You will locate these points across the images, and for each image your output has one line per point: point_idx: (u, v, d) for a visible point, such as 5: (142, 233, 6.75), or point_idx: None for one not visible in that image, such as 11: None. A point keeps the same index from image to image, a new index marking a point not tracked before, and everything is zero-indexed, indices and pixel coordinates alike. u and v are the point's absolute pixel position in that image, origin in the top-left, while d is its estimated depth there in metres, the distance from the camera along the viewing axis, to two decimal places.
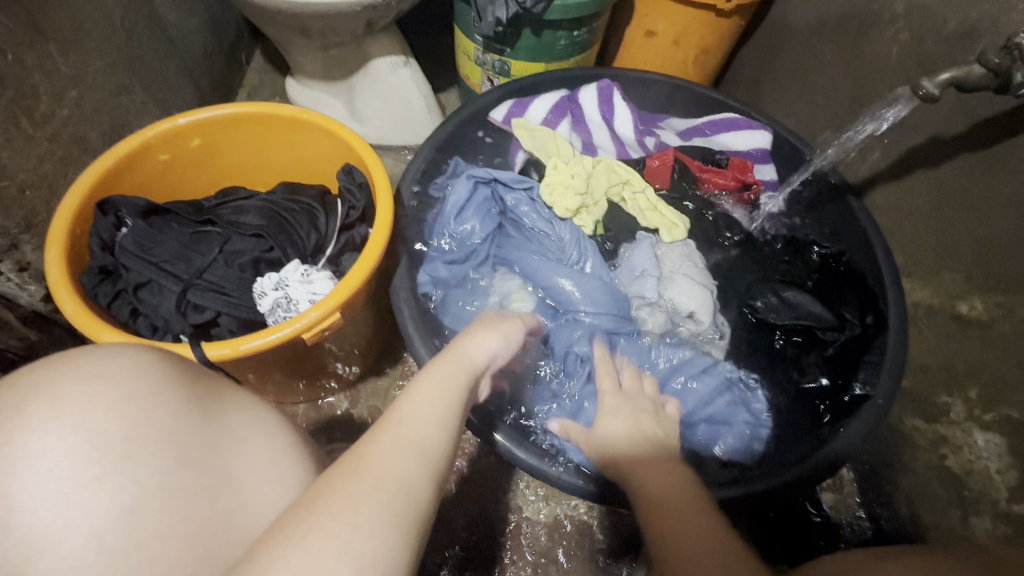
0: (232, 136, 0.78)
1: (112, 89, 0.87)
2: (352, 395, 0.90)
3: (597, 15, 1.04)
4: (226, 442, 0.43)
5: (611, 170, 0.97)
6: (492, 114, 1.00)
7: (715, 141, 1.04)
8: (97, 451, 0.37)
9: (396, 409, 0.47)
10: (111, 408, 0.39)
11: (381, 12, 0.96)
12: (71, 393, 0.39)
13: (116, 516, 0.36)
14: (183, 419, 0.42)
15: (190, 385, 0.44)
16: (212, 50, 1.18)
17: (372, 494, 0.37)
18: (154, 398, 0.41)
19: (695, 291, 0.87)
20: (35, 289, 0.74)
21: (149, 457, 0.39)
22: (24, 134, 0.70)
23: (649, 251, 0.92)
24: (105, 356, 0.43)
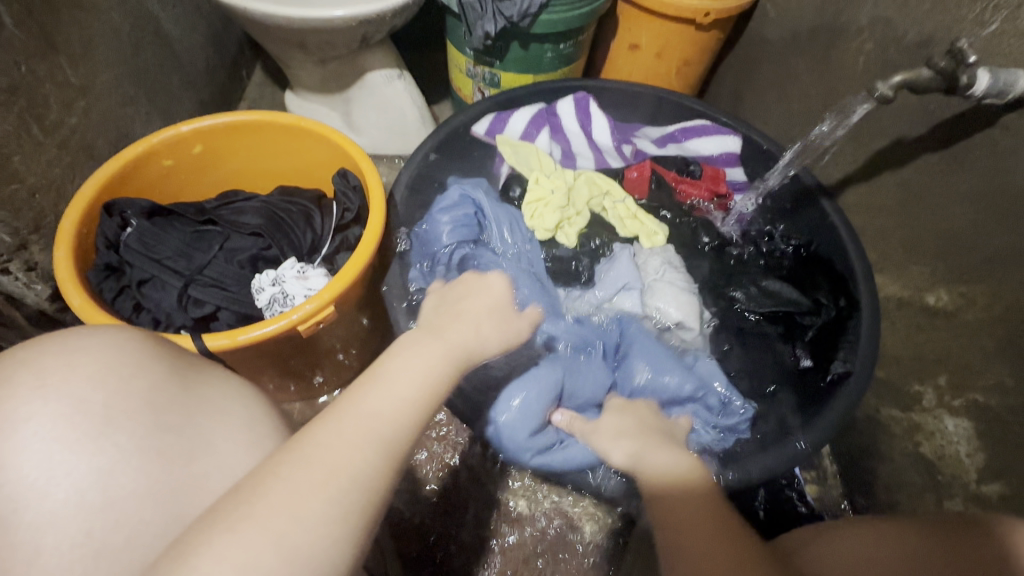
0: (232, 143, 0.82)
1: (119, 100, 0.91)
2: (346, 392, 0.94)
3: (582, 29, 1.09)
4: (203, 412, 0.46)
5: (591, 181, 1.03)
6: (475, 128, 1.03)
7: (688, 147, 1.08)
8: (80, 417, 0.42)
9: (359, 391, 0.46)
10: (95, 379, 0.43)
11: (375, 26, 1.01)
12: (55, 362, 0.43)
13: (95, 477, 0.41)
14: (164, 388, 0.45)
15: (169, 358, 0.47)
16: (214, 65, 1.23)
17: (313, 489, 0.38)
18: (133, 370, 0.44)
19: (682, 299, 0.90)
20: (41, 288, 0.77)
21: (126, 424, 0.42)
22: (34, 140, 0.73)
23: (630, 261, 0.95)
24: (96, 329, 0.46)
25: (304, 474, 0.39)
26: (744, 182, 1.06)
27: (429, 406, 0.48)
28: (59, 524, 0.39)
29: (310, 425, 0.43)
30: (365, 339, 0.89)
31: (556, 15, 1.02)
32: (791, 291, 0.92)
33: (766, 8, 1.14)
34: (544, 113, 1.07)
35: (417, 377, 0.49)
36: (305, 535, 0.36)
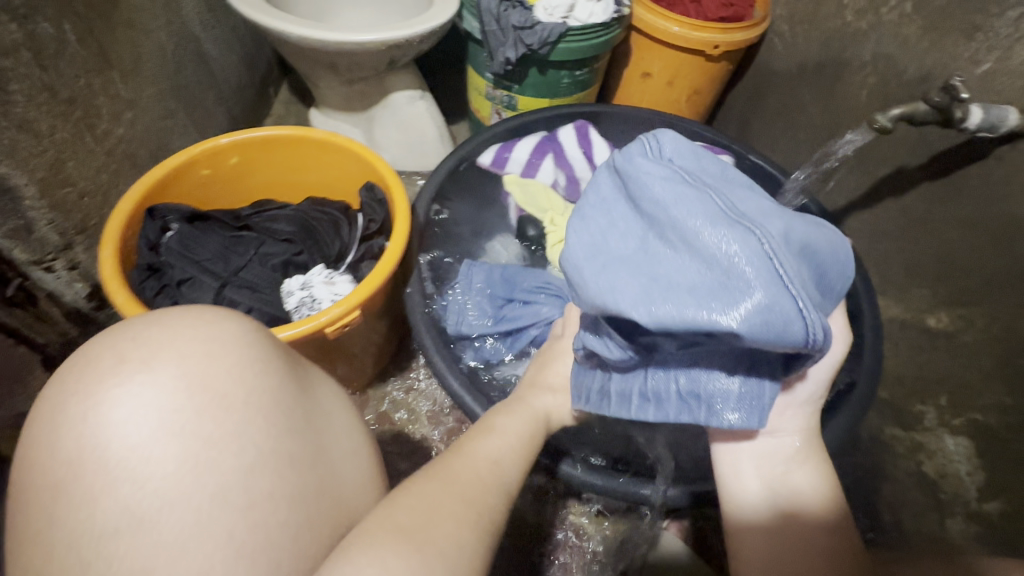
0: (266, 156, 0.87)
1: (160, 113, 0.96)
2: (362, 398, 0.99)
3: (598, 57, 1.15)
4: (322, 418, 0.47)
5: None
6: (479, 158, 1.05)
7: None
8: (223, 410, 0.41)
9: (466, 443, 0.54)
10: (233, 372, 0.43)
11: (403, 50, 1.07)
12: (186, 352, 0.43)
13: (236, 474, 0.39)
14: (290, 389, 0.45)
15: (288, 360, 0.48)
16: (245, 83, 1.30)
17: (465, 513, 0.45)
18: (266, 365, 0.45)
19: None
20: (80, 288, 0.83)
21: (265, 422, 0.42)
22: (86, 148, 0.78)
23: None
24: (220, 319, 0.46)
25: (432, 507, 0.45)
26: None
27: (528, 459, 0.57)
28: (205, 525, 0.38)
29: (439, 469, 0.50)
30: (382, 349, 0.93)
31: (575, 44, 1.08)
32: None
33: (773, 42, 1.20)
34: (547, 142, 1.08)
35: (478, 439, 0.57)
36: (446, 545, 0.41)
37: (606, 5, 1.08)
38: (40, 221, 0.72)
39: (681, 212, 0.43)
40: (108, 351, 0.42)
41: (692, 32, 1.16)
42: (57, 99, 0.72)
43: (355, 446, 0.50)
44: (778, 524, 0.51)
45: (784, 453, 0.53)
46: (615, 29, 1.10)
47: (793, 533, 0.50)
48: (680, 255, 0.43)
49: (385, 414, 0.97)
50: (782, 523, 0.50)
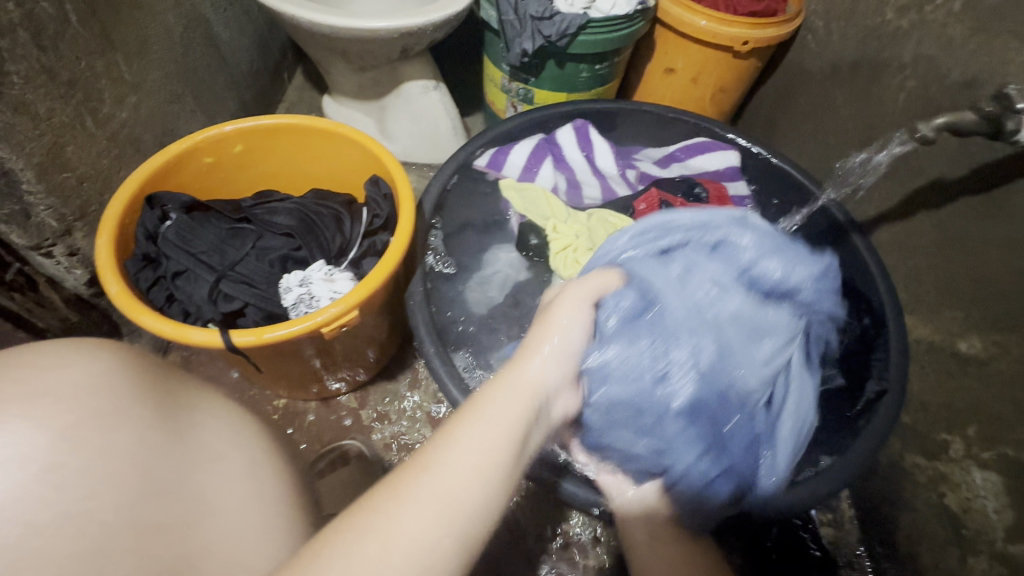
0: (271, 145, 0.84)
1: (166, 97, 0.95)
2: (362, 395, 0.98)
3: (619, 51, 1.11)
4: (203, 462, 0.41)
5: (605, 221, 0.97)
6: (476, 162, 1.00)
7: (690, 165, 1.07)
8: (53, 482, 0.34)
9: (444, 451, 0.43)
10: (63, 437, 0.35)
11: (417, 38, 1.03)
12: (13, 414, 0.35)
13: (80, 562, 0.33)
14: (152, 438, 0.38)
15: (153, 395, 0.41)
16: (258, 68, 1.28)
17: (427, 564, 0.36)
18: (116, 419, 0.37)
19: None
20: (80, 274, 0.81)
21: (111, 491, 0.35)
22: (86, 132, 0.76)
23: None
24: (61, 366, 0.38)
25: (401, 521, 0.36)
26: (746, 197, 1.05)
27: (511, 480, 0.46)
28: None
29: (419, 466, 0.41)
30: (381, 349, 0.92)
31: (595, 36, 1.03)
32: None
33: (806, 40, 1.14)
34: (545, 145, 1.05)
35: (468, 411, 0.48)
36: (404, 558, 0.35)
37: None
38: (37, 206, 0.71)
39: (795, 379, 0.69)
40: None
41: (719, 27, 1.11)
42: (56, 81, 0.70)
43: (254, 483, 0.43)
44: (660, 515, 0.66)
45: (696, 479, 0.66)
46: (638, 21, 1.05)
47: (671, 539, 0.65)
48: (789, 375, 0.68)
49: (386, 413, 0.96)
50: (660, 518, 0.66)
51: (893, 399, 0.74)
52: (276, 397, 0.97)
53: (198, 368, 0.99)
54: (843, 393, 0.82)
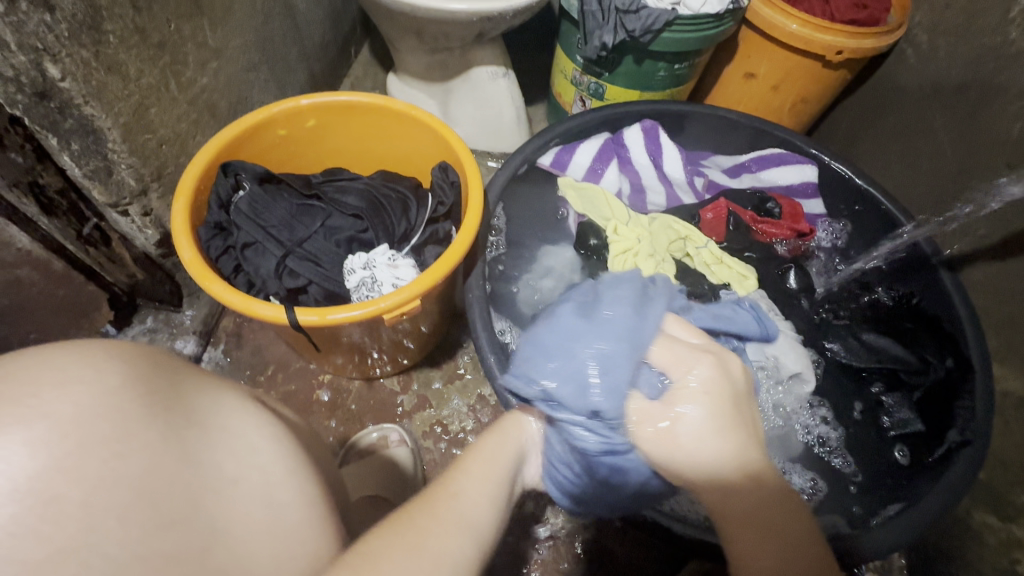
0: (343, 121, 0.83)
1: (244, 65, 0.95)
2: (405, 380, 0.98)
3: (701, 51, 1.05)
4: (219, 482, 0.40)
5: (668, 226, 0.89)
6: (540, 158, 0.93)
7: (761, 177, 0.98)
8: (62, 511, 0.33)
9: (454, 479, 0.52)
10: (61, 468, 0.34)
11: (494, 23, 1.00)
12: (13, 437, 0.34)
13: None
14: (165, 461, 0.37)
15: (165, 411, 0.39)
16: (328, 41, 1.27)
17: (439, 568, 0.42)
18: (126, 443, 0.36)
19: (799, 349, 0.80)
20: (151, 233, 0.83)
21: (117, 521, 0.34)
22: (170, 95, 0.77)
23: (793, 347, 0.80)
24: (60, 383, 0.37)
25: (444, 542, 0.44)
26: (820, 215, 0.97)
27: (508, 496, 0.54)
28: None
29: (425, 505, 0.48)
30: (429, 337, 0.91)
31: (680, 34, 0.98)
32: (894, 345, 0.84)
33: (905, 53, 1.06)
34: (611, 146, 0.98)
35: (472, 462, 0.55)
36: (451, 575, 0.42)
37: None
38: (119, 165, 0.72)
39: (644, 329, 0.54)
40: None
41: (811, 33, 1.04)
42: (147, 42, 0.71)
43: (277, 508, 0.43)
44: (738, 490, 0.46)
45: (705, 427, 0.47)
46: (726, 22, 0.99)
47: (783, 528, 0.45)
48: (627, 329, 0.54)
49: (427, 400, 0.96)
50: (733, 488, 0.46)
51: (976, 452, 0.68)
52: (322, 372, 0.98)
53: (250, 335, 1.00)
54: (917, 438, 0.77)
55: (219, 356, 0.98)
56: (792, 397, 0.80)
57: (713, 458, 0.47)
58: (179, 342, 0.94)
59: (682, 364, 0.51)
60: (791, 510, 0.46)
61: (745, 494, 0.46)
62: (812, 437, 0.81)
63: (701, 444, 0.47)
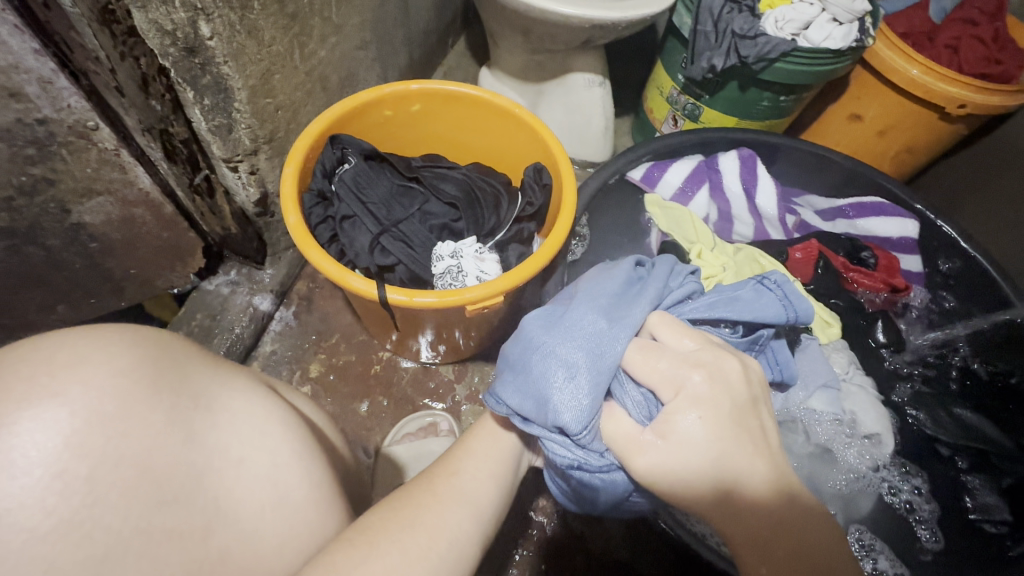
0: (447, 110, 0.85)
1: (357, 44, 0.98)
2: (459, 370, 1.00)
3: (811, 86, 1.02)
4: (218, 461, 0.42)
5: (754, 260, 0.86)
6: (630, 172, 0.92)
7: (859, 225, 0.93)
8: (63, 482, 0.36)
9: (454, 460, 0.54)
10: (70, 445, 0.37)
11: (604, 32, 1.00)
12: (28, 414, 0.37)
13: (88, 565, 0.36)
14: (168, 439, 0.40)
15: (171, 392, 0.42)
16: (430, 29, 1.30)
17: (423, 552, 0.43)
18: (126, 423, 0.39)
19: (878, 410, 0.76)
20: (252, 192, 0.87)
21: (118, 497, 0.37)
22: (292, 64, 0.81)
23: (871, 405, 0.76)
24: (73, 363, 0.40)
25: (441, 516, 0.47)
26: (919, 274, 0.90)
27: (508, 488, 0.55)
28: None
29: (420, 495, 0.49)
30: (495, 331, 0.91)
31: (794, 66, 0.95)
32: (988, 423, 0.78)
33: None
34: (703, 170, 0.96)
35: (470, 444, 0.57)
36: (447, 546, 0.45)
37: (848, 30, 0.93)
38: (239, 124, 0.76)
39: (616, 343, 0.50)
40: None
41: (934, 82, 0.99)
42: (284, 12, 0.74)
43: (282, 489, 0.45)
44: (745, 505, 0.44)
45: (700, 446, 0.44)
46: (846, 59, 0.95)
47: (783, 538, 0.44)
48: (597, 341, 0.51)
49: (479, 393, 0.97)
50: (736, 504, 0.44)
51: None
52: (382, 348, 1.00)
53: (320, 301, 1.04)
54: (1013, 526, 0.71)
55: (290, 317, 1.02)
56: (870, 458, 0.76)
57: (706, 478, 0.44)
58: (257, 298, 0.98)
59: (672, 384, 0.47)
60: (799, 518, 0.45)
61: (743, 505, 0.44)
62: (898, 501, 0.76)
63: (694, 464, 0.44)
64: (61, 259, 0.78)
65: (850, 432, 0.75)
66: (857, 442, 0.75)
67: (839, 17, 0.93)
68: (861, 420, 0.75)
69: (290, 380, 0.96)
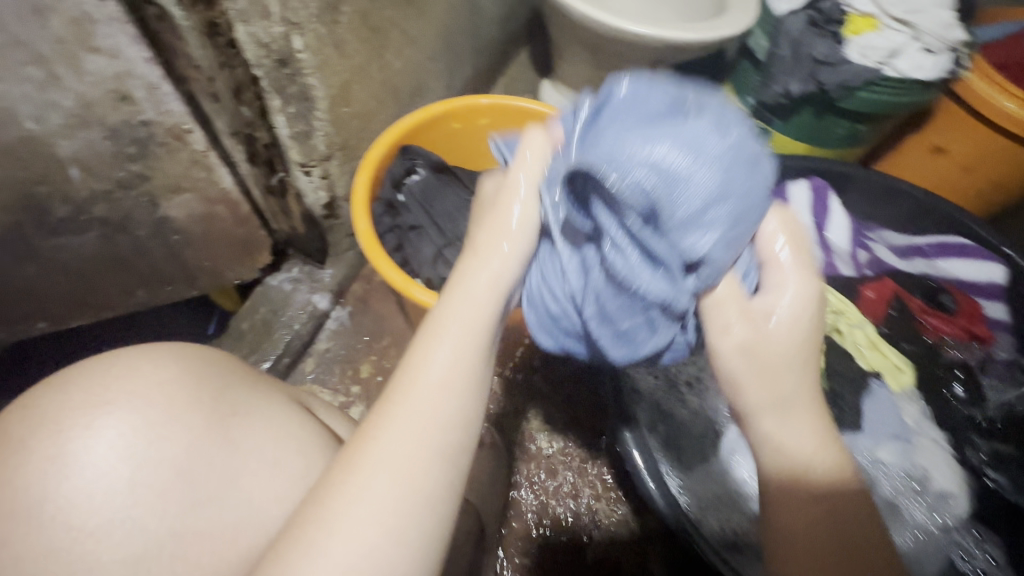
0: (513, 125, 0.86)
1: (429, 55, 1.01)
2: (505, 381, 1.00)
3: (893, 116, 0.97)
4: (250, 466, 0.45)
5: (821, 296, 0.82)
6: None
7: (938, 266, 0.86)
8: (114, 482, 0.40)
9: (421, 348, 0.42)
10: (118, 448, 0.41)
11: (675, 53, 0.98)
12: (83, 421, 0.41)
13: (132, 563, 0.39)
14: (204, 443, 0.44)
15: (212, 400, 0.46)
16: (497, 41, 1.32)
17: (421, 450, 0.38)
18: (167, 428, 0.43)
19: (952, 467, 0.72)
20: (320, 195, 0.90)
21: (157, 498, 0.41)
22: (369, 75, 0.83)
23: (945, 462, 0.72)
24: (122, 377, 0.44)
25: (436, 407, 0.39)
26: (1007, 323, 0.80)
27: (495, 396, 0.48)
28: None
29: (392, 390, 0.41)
30: None
31: (875, 96, 0.91)
32: None
33: None
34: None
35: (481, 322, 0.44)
36: (443, 436, 0.39)
37: (939, 60, 0.88)
38: (317, 131, 0.79)
39: (752, 173, 0.43)
40: (50, 384, 0.44)
41: None
42: (366, 26, 0.77)
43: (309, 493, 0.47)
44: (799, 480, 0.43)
45: (798, 324, 0.46)
46: (934, 91, 0.90)
47: (840, 513, 0.43)
48: (735, 159, 0.42)
49: (522, 406, 0.97)
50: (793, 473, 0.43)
51: None
52: None
53: (374, 303, 1.07)
54: None
55: (345, 316, 1.05)
56: (940, 517, 0.70)
57: (789, 388, 0.44)
58: (316, 296, 1.02)
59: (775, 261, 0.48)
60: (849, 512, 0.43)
61: (794, 473, 0.43)
62: (971, 568, 0.69)
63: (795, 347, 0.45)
64: (145, 248, 0.83)
65: (920, 487, 0.70)
66: (928, 499, 0.70)
67: (932, 47, 0.87)
68: (933, 476, 0.71)
69: (341, 377, 0.99)
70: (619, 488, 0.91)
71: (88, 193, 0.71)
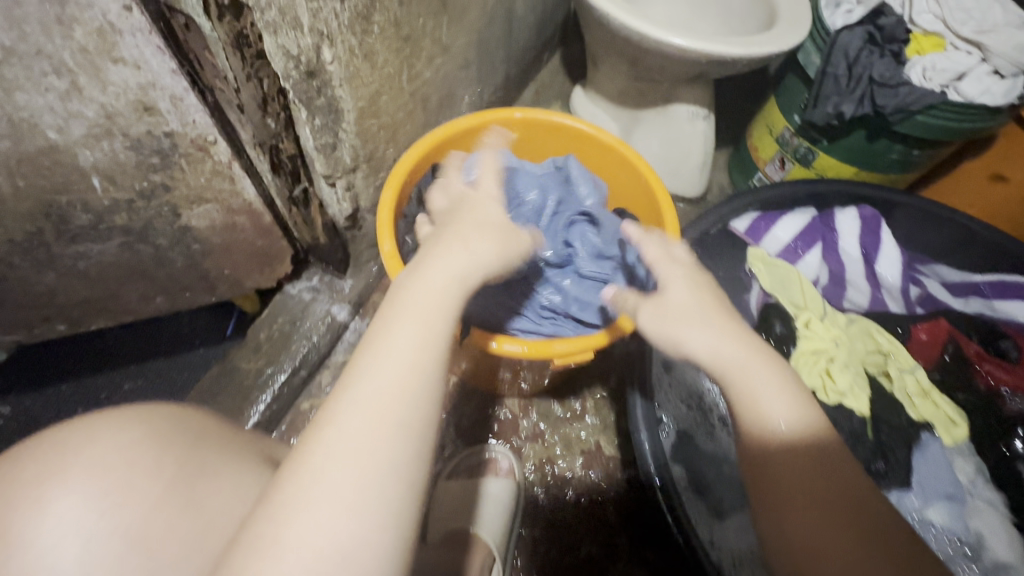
0: (544, 140, 0.86)
1: (461, 63, 0.97)
2: (524, 405, 0.96)
3: (952, 142, 0.90)
4: (211, 534, 0.43)
5: (869, 335, 0.77)
6: (736, 223, 0.84)
7: (998, 308, 0.81)
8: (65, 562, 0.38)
9: (393, 301, 0.45)
10: (70, 526, 0.39)
11: (719, 68, 0.93)
12: (36, 495, 0.39)
13: None
14: (163, 511, 0.41)
15: (177, 465, 0.44)
16: (530, 46, 1.28)
17: (388, 391, 0.39)
18: (126, 497, 0.41)
19: (1016, 540, 0.66)
20: (344, 206, 0.88)
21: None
22: (399, 85, 0.80)
23: (1007, 532, 0.67)
24: (82, 446, 0.41)
25: (399, 348, 0.41)
26: None
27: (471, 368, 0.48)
28: None
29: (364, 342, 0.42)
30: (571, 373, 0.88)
31: (936, 121, 0.84)
32: None
33: None
34: (818, 227, 0.87)
35: (452, 279, 0.47)
36: (409, 374, 0.40)
37: (1012, 86, 0.81)
38: (343, 143, 0.77)
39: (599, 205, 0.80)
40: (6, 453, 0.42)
41: None
42: (399, 35, 0.73)
43: None
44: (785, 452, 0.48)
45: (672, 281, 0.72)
46: (1001, 118, 0.84)
47: (828, 483, 0.47)
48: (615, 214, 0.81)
49: (542, 432, 0.93)
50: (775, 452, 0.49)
51: None
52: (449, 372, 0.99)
53: None
54: None
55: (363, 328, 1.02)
56: None
57: (731, 360, 0.51)
58: (335, 307, 0.99)
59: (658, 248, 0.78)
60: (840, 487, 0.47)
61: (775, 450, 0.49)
62: None
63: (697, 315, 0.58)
64: (165, 256, 0.81)
65: (973, 555, 0.66)
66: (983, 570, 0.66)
67: (1002, 70, 0.80)
68: (988, 545, 0.66)
69: None
70: (645, 546, 0.85)
71: (109, 202, 0.69)
